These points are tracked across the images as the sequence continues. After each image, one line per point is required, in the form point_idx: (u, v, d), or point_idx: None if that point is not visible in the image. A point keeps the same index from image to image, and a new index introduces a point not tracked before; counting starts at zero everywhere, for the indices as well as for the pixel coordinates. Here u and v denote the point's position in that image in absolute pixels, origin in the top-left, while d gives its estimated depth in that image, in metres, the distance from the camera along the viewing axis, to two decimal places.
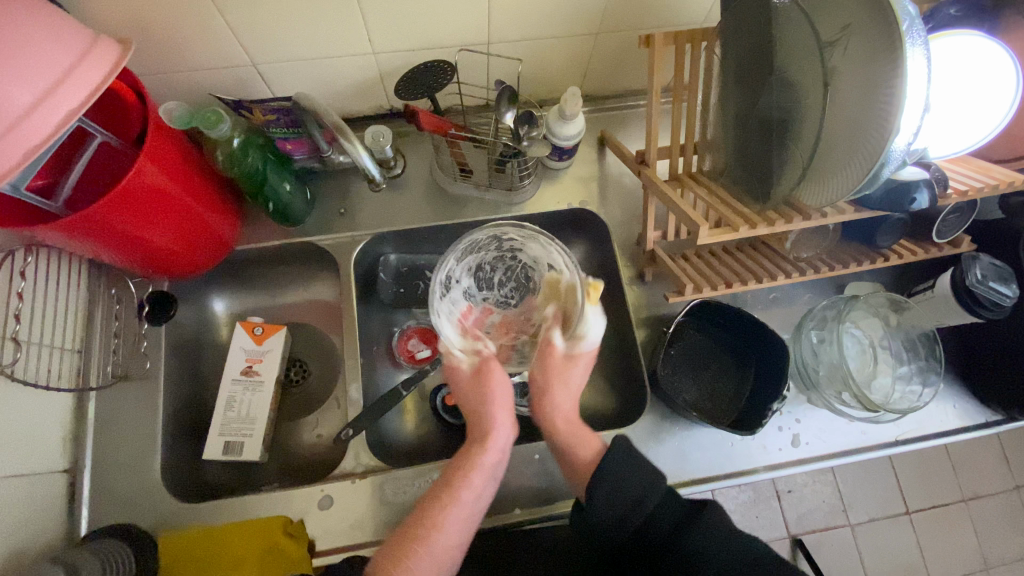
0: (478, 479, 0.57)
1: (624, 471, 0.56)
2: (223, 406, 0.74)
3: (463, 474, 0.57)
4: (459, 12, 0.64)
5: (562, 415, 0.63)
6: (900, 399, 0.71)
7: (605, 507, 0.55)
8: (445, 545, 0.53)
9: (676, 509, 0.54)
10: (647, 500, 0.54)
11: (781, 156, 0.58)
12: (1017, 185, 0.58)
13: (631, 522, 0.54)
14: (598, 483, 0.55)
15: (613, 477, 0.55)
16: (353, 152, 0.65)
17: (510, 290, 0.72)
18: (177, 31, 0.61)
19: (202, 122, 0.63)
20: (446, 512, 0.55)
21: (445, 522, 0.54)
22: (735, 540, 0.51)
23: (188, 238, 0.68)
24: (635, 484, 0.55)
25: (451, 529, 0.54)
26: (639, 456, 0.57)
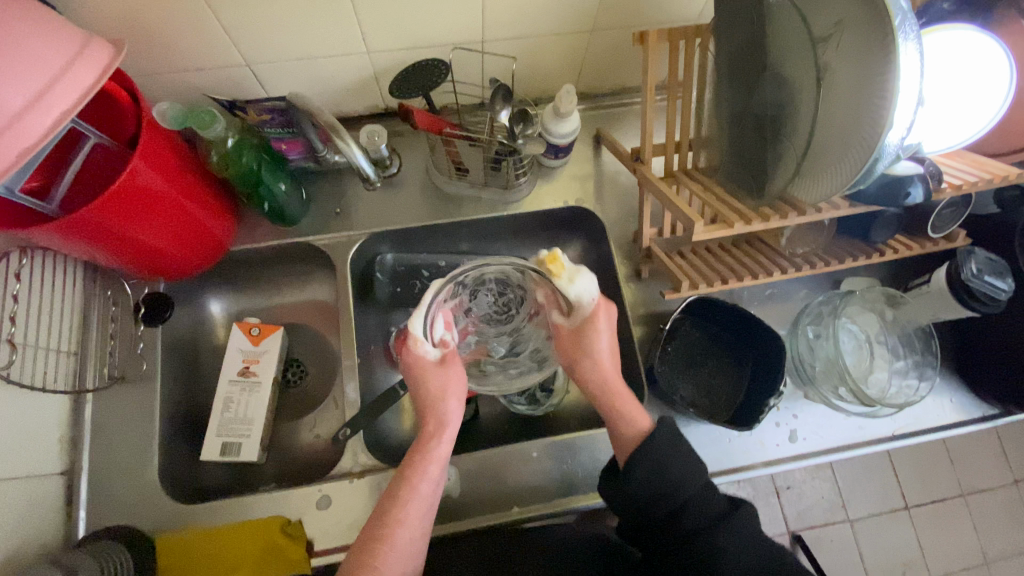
0: (433, 471, 0.59)
1: (669, 460, 0.56)
2: (220, 407, 0.74)
3: (417, 466, 0.58)
4: (452, 10, 0.64)
5: (603, 377, 0.63)
6: (897, 394, 0.72)
7: (641, 485, 0.55)
8: (408, 539, 0.55)
9: (710, 502, 0.55)
10: (684, 491, 0.55)
11: (776, 151, 0.58)
12: (1012, 178, 0.58)
13: (662, 506, 0.55)
14: (641, 463, 0.56)
15: (658, 462, 0.55)
16: (347, 151, 0.65)
17: (499, 304, 0.71)
18: (169, 31, 0.61)
19: (196, 124, 0.63)
20: (406, 505, 0.56)
21: (406, 515, 0.55)
22: (760, 546, 0.52)
23: (184, 238, 0.68)
24: (680, 473, 0.55)
25: (414, 522, 0.56)
26: (683, 449, 0.57)
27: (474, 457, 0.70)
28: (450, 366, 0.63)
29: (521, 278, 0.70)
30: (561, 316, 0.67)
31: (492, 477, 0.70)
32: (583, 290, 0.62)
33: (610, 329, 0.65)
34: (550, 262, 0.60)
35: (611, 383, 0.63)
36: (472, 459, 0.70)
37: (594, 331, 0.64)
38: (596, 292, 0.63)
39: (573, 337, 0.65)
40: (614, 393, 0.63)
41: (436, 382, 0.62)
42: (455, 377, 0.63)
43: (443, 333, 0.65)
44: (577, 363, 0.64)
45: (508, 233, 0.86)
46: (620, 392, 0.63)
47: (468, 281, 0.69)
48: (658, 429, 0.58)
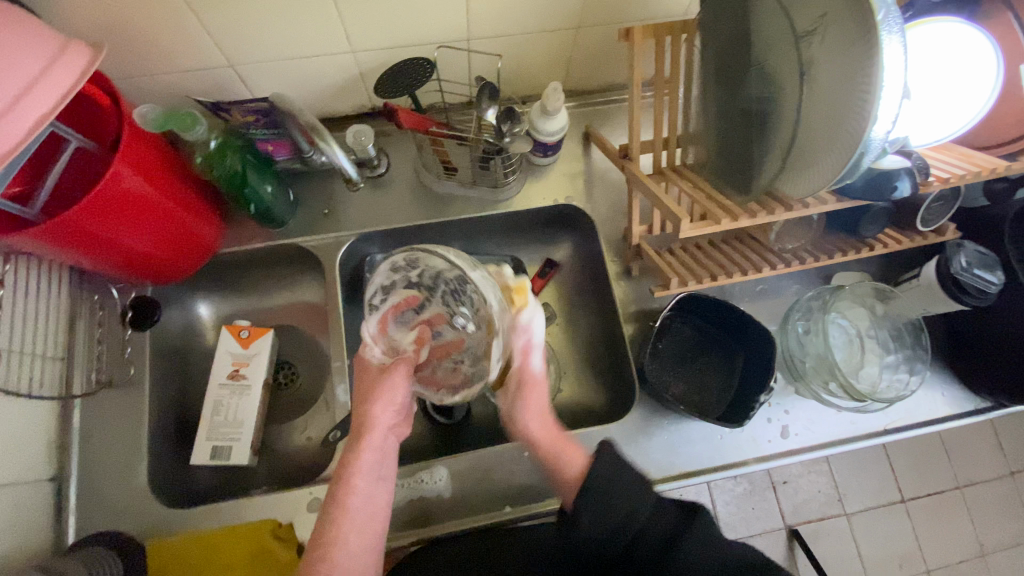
0: (366, 476, 0.54)
1: (614, 490, 0.52)
2: (211, 411, 0.74)
3: (350, 475, 0.53)
4: (436, 9, 0.64)
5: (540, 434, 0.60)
6: (887, 388, 0.71)
7: (593, 529, 0.52)
8: (353, 550, 0.51)
9: (667, 520, 0.52)
10: (637, 516, 0.51)
11: (762, 146, 0.58)
12: (1000, 171, 0.58)
13: (619, 539, 0.52)
14: (586, 502, 0.52)
15: (602, 498, 0.52)
16: (331, 153, 0.65)
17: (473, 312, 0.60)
18: (151, 34, 0.61)
19: (179, 125, 0.63)
20: (345, 515, 0.52)
21: (347, 525, 0.51)
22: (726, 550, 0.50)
23: (169, 241, 0.67)
24: (625, 501, 0.52)
25: (360, 530, 0.52)
26: (626, 472, 0.53)
27: (466, 458, 0.70)
28: (393, 373, 0.56)
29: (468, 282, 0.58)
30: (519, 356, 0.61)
31: (484, 477, 0.70)
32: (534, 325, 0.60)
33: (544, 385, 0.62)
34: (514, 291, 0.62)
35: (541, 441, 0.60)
36: (463, 459, 0.70)
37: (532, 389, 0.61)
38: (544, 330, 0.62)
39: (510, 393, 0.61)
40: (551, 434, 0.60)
41: (368, 384, 0.57)
42: (391, 384, 0.55)
43: (393, 339, 0.59)
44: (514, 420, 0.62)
45: (498, 232, 0.86)
46: (560, 445, 0.59)
47: (422, 278, 0.60)
48: (596, 465, 0.53)
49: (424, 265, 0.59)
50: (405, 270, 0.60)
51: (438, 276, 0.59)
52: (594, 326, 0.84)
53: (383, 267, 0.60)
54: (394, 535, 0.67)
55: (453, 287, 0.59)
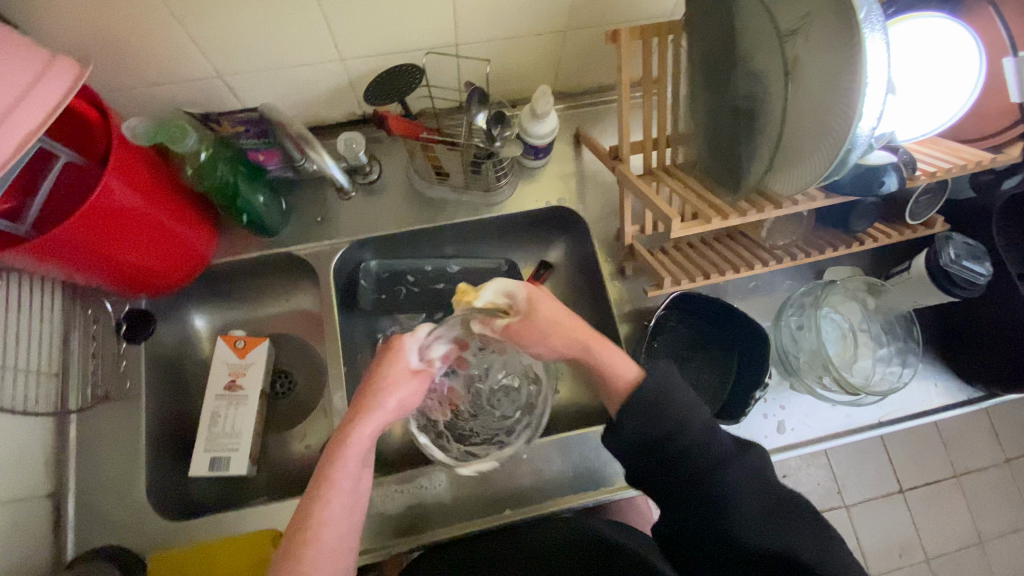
0: (351, 466, 0.52)
1: (668, 403, 0.53)
2: (208, 422, 0.74)
3: (336, 464, 0.52)
4: (424, 15, 0.64)
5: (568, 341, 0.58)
6: (881, 381, 0.72)
7: (632, 437, 0.53)
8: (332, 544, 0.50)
9: (719, 443, 0.52)
10: (684, 433, 0.51)
11: (750, 145, 0.58)
12: (986, 163, 0.59)
13: (663, 453, 0.52)
14: (635, 411, 0.53)
15: (648, 408, 0.52)
16: (322, 162, 0.66)
17: (489, 402, 0.76)
18: (139, 46, 0.60)
19: (168, 138, 0.61)
20: (326, 509, 0.50)
21: (326, 516, 0.50)
22: (767, 494, 0.50)
23: (162, 252, 0.67)
24: (678, 412, 0.52)
25: (338, 526, 0.50)
26: (680, 389, 0.53)
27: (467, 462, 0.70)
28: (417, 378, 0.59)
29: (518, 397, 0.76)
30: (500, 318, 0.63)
31: (483, 481, 0.70)
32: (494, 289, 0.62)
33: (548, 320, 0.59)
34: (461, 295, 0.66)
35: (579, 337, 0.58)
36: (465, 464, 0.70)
37: (538, 305, 0.59)
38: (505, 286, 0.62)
39: (530, 322, 0.59)
40: (581, 335, 0.58)
41: (397, 373, 0.58)
42: (415, 388, 0.59)
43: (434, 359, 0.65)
44: (547, 335, 0.59)
45: (491, 236, 0.86)
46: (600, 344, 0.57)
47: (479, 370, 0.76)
48: (647, 378, 0.54)
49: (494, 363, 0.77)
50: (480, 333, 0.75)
51: (490, 376, 0.77)
52: (589, 328, 0.85)
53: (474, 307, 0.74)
54: (396, 541, 0.67)
55: (491, 379, 0.77)
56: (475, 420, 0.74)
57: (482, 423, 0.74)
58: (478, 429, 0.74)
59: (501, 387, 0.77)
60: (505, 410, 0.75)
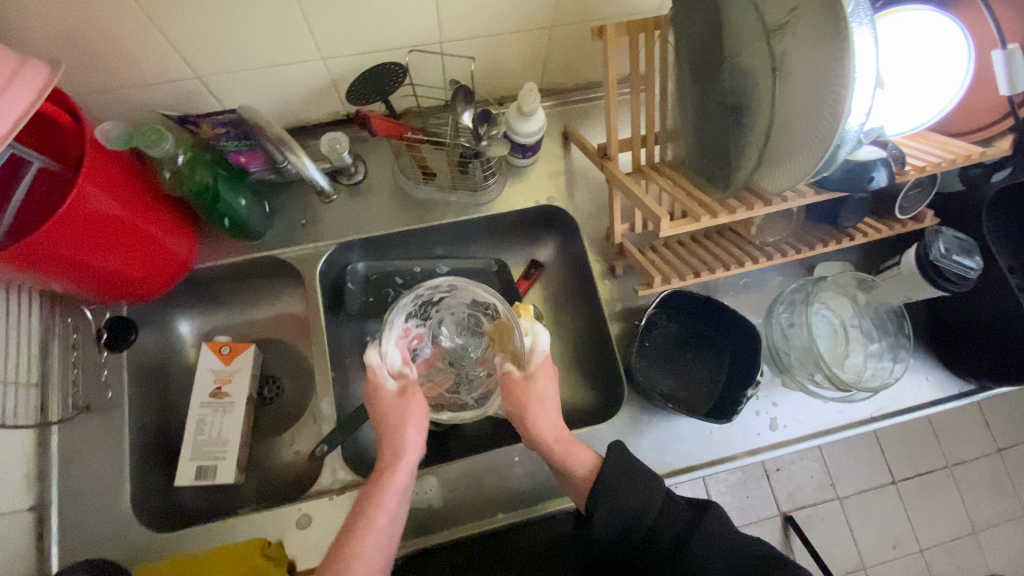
0: (389, 503, 0.57)
1: (625, 487, 0.56)
2: (193, 430, 0.72)
3: (372, 503, 0.56)
4: (406, 12, 0.63)
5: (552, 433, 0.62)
6: (872, 376, 0.71)
7: (605, 526, 0.55)
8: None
9: (678, 514, 0.55)
10: (647, 511, 0.55)
11: (737, 143, 0.58)
12: (974, 158, 0.59)
13: (633, 534, 0.55)
14: (597, 501, 0.56)
15: (612, 492, 0.55)
16: (300, 165, 0.64)
17: (463, 345, 0.76)
18: (113, 48, 0.59)
19: (144, 141, 0.60)
20: (362, 544, 0.53)
21: (364, 552, 0.53)
22: (734, 550, 0.52)
23: (142, 258, 0.66)
24: (635, 496, 0.55)
25: (372, 559, 0.53)
26: (635, 469, 0.57)
27: (459, 465, 0.69)
28: (414, 397, 0.64)
29: (483, 321, 0.75)
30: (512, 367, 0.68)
31: (475, 484, 0.69)
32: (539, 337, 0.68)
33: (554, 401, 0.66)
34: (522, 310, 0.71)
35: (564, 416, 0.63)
36: (456, 468, 0.69)
37: (538, 380, 0.66)
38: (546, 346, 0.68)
39: (522, 387, 0.66)
40: (560, 431, 0.63)
41: (396, 406, 0.63)
42: (416, 407, 0.64)
43: (400, 365, 0.67)
44: (525, 410, 0.64)
45: (480, 235, 0.85)
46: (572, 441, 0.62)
47: (432, 323, 0.75)
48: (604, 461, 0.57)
49: (444, 308, 0.76)
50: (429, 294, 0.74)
51: (444, 318, 0.76)
52: (580, 327, 0.84)
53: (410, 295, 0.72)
54: None
55: (455, 325, 0.77)
56: (465, 368, 0.75)
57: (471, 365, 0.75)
58: (475, 371, 0.75)
59: (465, 331, 0.77)
60: (476, 337, 0.76)
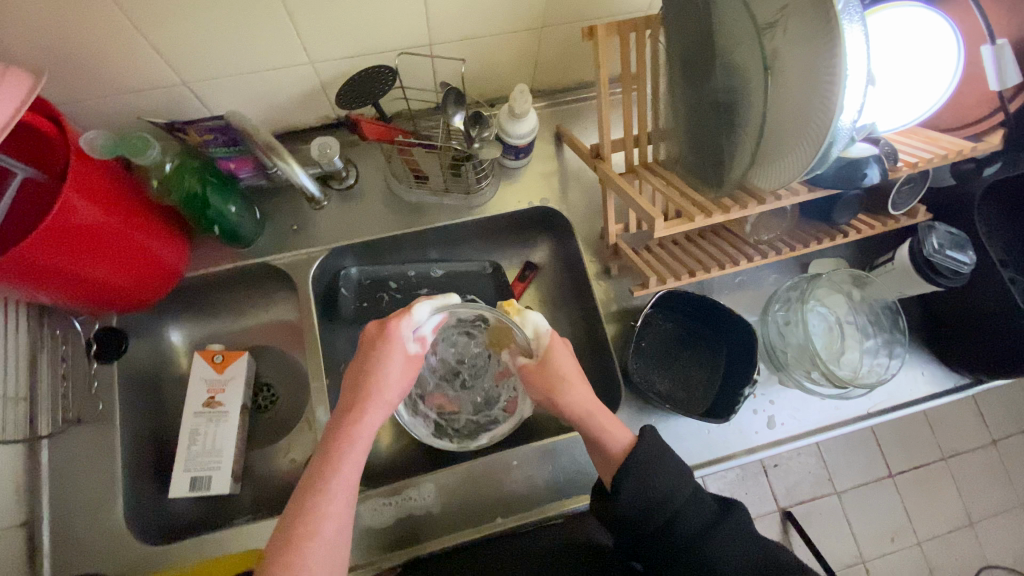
0: (358, 452, 0.56)
1: (658, 471, 0.57)
2: (187, 441, 0.71)
3: (340, 449, 0.55)
4: (395, 15, 0.62)
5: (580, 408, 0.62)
6: (869, 372, 0.72)
7: (629, 500, 0.56)
8: (335, 530, 0.51)
9: (703, 506, 0.56)
10: (673, 497, 0.55)
11: (731, 142, 0.58)
12: (965, 152, 0.60)
13: (653, 516, 0.55)
14: (628, 476, 0.56)
15: (643, 473, 0.56)
16: (290, 172, 0.63)
17: (465, 360, 0.78)
18: (97, 55, 0.58)
19: (129, 150, 0.61)
20: (328, 490, 0.53)
21: (331, 502, 0.52)
22: (752, 549, 0.53)
23: (132, 267, 0.65)
24: (666, 482, 0.56)
25: (339, 510, 0.52)
26: (670, 459, 0.58)
27: (458, 471, 0.69)
28: (408, 359, 0.62)
29: (478, 335, 0.77)
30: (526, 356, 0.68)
31: (475, 489, 0.68)
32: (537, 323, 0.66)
33: (573, 371, 0.65)
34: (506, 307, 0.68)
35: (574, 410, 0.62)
36: (455, 473, 0.69)
37: (554, 360, 0.65)
38: (549, 329, 0.66)
39: (540, 372, 0.65)
40: (592, 402, 0.63)
41: (393, 362, 0.61)
42: (409, 373, 0.62)
43: (427, 331, 0.65)
44: (555, 392, 0.64)
45: (474, 238, 0.85)
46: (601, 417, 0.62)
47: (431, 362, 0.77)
48: (640, 442, 0.59)
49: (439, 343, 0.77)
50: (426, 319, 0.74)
51: (440, 351, 0.77)
52: (576, 328, 0.84)
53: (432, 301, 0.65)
54: (387, 556, 0.66)
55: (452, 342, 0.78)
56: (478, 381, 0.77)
57: (483, 376, 0.77)
58: (490, 381, 0.77)
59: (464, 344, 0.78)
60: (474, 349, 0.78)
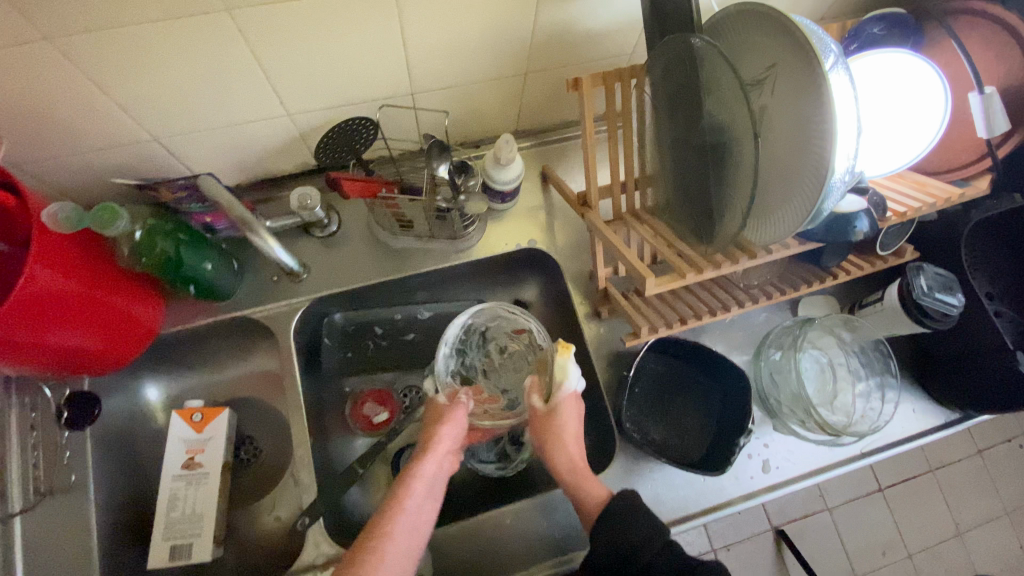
0: (420, 490, 0.57)
1: (629, 523, 0.55)
2: (165, 507, 0.69)
3: (407, 483, 0.57)
4: (373, 65, 0.60)
5: (570, 465, 0.61)
6: (862, 418, 0.70)
7: (603, 556, 0.55)
8: (396, 561, 0.52)
9: (677, 559, 0.52)
10: (644, 551, 0.53)
11: (721, 196, 0.55)
12: (954, 201, 0.61)
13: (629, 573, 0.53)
14: (598, 531, 0.55)
15: (612, 528, 0.55)
16: (265, 248, 0.61)
17: (514, 369, 0.74)
18: (61, 117, 0.55)
19: (96, 222, 0.57)
20: (394, 519, 0.53)
21: (394, 532, 0.53)
22: None
23: (103, 332, 0.62)
24: (638, 532, 0.54)
25: (400, 545, 0.52)
26: (643, 511, 0.55)
27: (451, 527, 0.67)
28: (461, 407, 0.64)
29: (527, 350, 0.74)
30: (540, 397, 0.65)
31: (468, 547, 0.67)
32: (571, 379, 0.62)
33: (578, 428, 0.63)
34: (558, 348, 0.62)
35: (575, 466, 0.61)
36: (448, 530, 0.67)
37: (563, 416, 0.62)
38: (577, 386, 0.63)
39: (545, 422, 0.63)
40: (572, 468, 0.61)
41: (451, 410, 0.63)
42: (462, 416, 0.63)
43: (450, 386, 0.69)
44: (548, 445, 0.62)
45: (461, 281, 0.83)
46: (590, 479, 0.60)
47: (477, 348, 0.75)
48: (612, 498, 0.57)
49: (489, 333, 0.76)
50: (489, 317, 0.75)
51: (489, 343, 0.76)
52: None
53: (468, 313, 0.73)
54: None
55: (507, 346, 0.76)
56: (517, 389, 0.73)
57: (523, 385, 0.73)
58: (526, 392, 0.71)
59: (519, 354, 0.75)
60: (519, 362, 0.75)
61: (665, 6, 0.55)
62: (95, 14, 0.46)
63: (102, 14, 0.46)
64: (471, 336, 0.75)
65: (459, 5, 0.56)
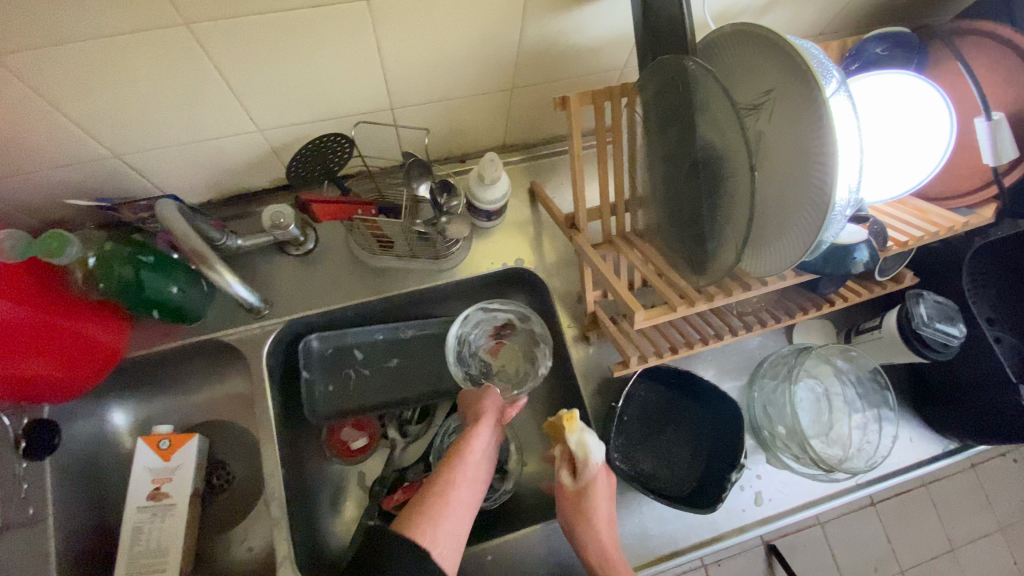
0: (479, 449, 0.59)
1: None
2: (129, 541, 0.65)
3: (466, 441, 0.59)
4: (350, 81, 0.57)
5: (602, 542, 0.56)
6: (858, 452, 0.68)
7: None
8: (460, 506, 0.55)
9: None
10: None
11: (713, 226, 0.52)
12: (958, 229, 0.58)
13: None
14: None
15: None
16: (223, 282, 0.58)
17: (505, 359, 0.78)
18: (11, 134, 0.51)
19: (45, 250, 0.57)
20: (457, 469, 0.57)
21: (458, 480, 0.56)
22: None
23: (60, 359, 0.59)
24: None
25: (463, 491, 0.55)
26: None
27: None
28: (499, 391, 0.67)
29: (512, 336, 0.78)
30: (567, 474, 0.60)
31: None
32: (595, 452, 0.58)
33: (609, 495, 0.59)
34: (565, 419, 0.57)
35: (605, 547, 0.56)
36: None
37: (594, 494, 0.58)
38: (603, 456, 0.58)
39: (574, 500, 0.58)
40: (601, 550, 0.56)
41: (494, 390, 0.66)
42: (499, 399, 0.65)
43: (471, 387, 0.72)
44: (577, 525, 0.57)
45: (445, 301, 0.80)
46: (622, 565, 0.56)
47: (470, 358, 0.76)
48: None
49: (475, 341, 0.77)
50: (471, 322, 0.76)
51: (479, 351, 0.78)
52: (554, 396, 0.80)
53: (458, 326, 0.74)
54: None
55: (494, 341, 0.78)
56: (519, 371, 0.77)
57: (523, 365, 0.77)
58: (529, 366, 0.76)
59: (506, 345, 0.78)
60: (508, 351, 0.78)
61: (658, 25, 0.52)
62: (44, 30, 0.43)
63: (52, 31, 0.43)
64: (463, 346, 0.75)
65: (439, 19, 0.52)
